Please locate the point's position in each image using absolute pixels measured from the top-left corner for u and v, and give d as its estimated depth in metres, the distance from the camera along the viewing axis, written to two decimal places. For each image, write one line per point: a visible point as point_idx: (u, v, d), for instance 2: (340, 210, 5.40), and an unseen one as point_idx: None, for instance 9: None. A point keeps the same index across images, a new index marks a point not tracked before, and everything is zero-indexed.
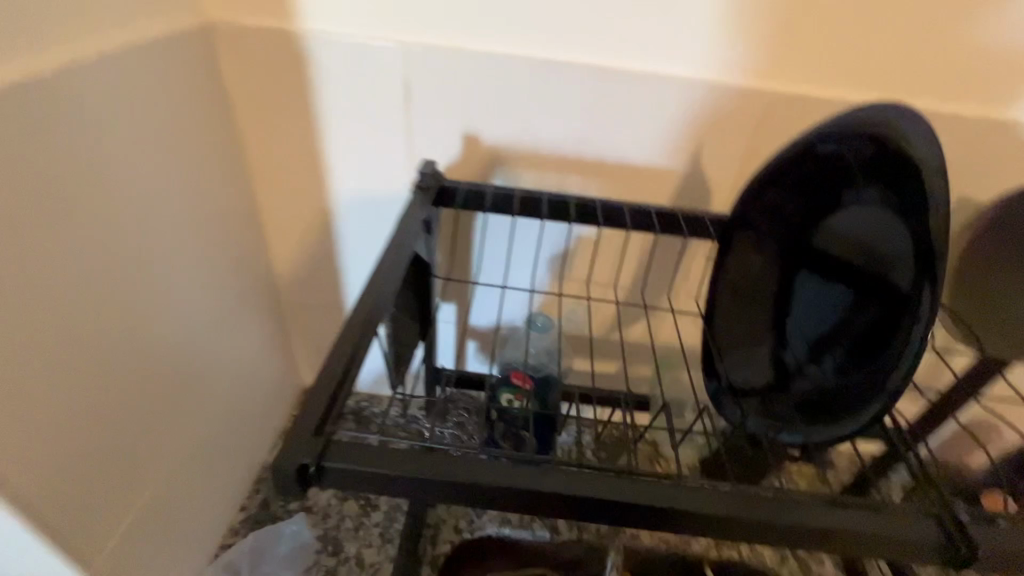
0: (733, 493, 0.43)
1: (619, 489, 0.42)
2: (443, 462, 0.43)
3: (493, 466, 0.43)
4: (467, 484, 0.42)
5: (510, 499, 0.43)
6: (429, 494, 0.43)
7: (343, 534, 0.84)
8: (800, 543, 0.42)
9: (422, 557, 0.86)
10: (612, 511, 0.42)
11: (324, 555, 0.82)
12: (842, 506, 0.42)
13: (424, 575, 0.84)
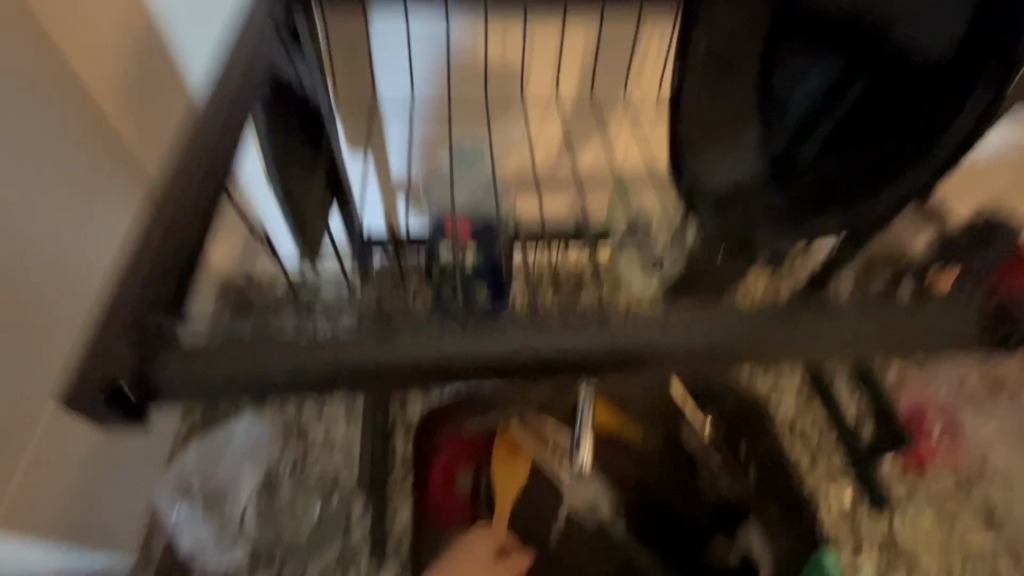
0: (755, 318, 0.45)
1: (560, 333, 0.44)
2: (387, 340, 0.43)
3: (452, 332, 0.44)
4: (426, 360, 0.43)
5: (477, 363, 0.44)
6: (387, 377, 0.43)
7: (306, 419, 0.89)
8: (833, 350, 0.45)
9: (394, 424, 0.89)
10: (619, 352, 0.44)
11: (289, 441, 0.86)
12: (813, 323, 0.45)
13: (398, 438, 0.89)
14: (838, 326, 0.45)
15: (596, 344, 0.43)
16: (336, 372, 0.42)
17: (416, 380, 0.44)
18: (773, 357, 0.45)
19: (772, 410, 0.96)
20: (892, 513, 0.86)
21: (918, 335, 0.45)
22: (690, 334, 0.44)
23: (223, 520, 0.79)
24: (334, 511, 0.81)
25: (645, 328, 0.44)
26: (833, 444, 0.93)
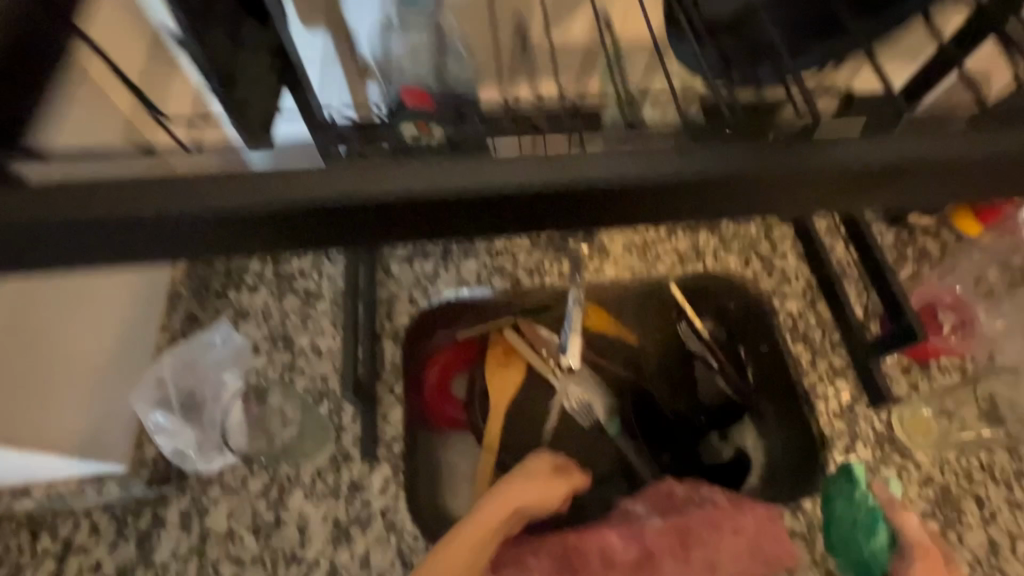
0: (762, 153, 0.42)
1: (566, 169, 0.41)
2: (370, 180, 0.40)
3: (447, 170, 0.41)
4: (421, 201, 0.40)
5: (476, 205, 0.41)
6: (369, 222, 0.41)
7: (291, 329, 0.86)
8: (855, 187, 0.43)
9: (381, 331, 0.87)
10: (623, 190, 0.41)
11: (275, 350, 0.85)
12: (795, 152, 0.42)
13: (386, 346, 0.87)
14: (826, 157, 0.42)
15: (564, 179, 0.41)
16: (278, 212, 0.40)
17: (410, 231, 0.42)
18: (785, 200, 0.44)
19: (773, 313, 0.93)
20: (894, 410, 0.84)
21: (918, 172, 0.42)
22: (664, 165, 0.41)
23: (203, 425, 0.77)
24: (323, 417, 0.80)
25: (613, 163, 0.41)
26: (835, 344, 0.90)
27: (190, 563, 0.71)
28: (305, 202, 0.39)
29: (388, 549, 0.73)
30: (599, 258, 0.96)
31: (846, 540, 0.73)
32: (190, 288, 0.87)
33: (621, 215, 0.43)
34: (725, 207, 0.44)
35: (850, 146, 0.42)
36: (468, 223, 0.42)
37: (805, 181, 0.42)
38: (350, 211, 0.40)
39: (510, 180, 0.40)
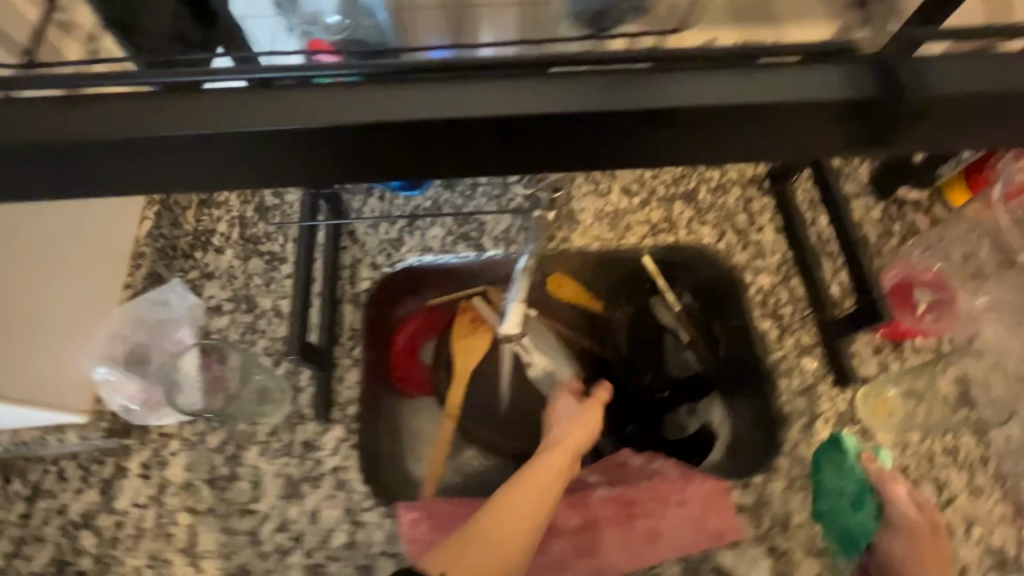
0: (590, 91, 0.46)
1: (403, 101, 0.45)
2: (229, 106, 0.45)
3: (296, 99, 0.45)
4: (276, 131, 0.45)
5: (331, 138, 0.45)
6: (231, 151, 0.45)
7: (254, 291, 0.87)
8: (677, 130, 0.47)
9: (344, 296, 0.88)
10: (464, 127, 0.45)
11: (239, 312, 0.86)
12: (643, 92, 0.46)
13: (347, 311, 0.87)
14: (667, 95, 0.46)
15: (428, 112, 0.45)
16: (166, 141, 0.44)
17: (275, 162, 0.47)
18: (620, 141, 0.47)
19: (744, 288, 0.90)
20: (858, 389, 0.82)
21: (732, 115, 0.46)
22: (496, 104, 0.45)
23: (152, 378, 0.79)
24: (281, 377, 0.82)
25: (475, 99, 0.45)
26: (806, 320, 0.87)
27: (148, 511, 0.74)
28: (200, 130, 0.44)
29: (337, 505, 0.75)
30: (568, 227, 0.94)
31: (834, 509, 0.75)
32: (153, 249, 0.86)
33: (486, 155, 0.47)
34: (583, 151, 0.48)
35: (691, 87, 0.46)
36: (347, 157, 0.47)
37: (654, 125, 0.46)
38: (243, 141, 0.45)
39: (378, 111, 0.45)
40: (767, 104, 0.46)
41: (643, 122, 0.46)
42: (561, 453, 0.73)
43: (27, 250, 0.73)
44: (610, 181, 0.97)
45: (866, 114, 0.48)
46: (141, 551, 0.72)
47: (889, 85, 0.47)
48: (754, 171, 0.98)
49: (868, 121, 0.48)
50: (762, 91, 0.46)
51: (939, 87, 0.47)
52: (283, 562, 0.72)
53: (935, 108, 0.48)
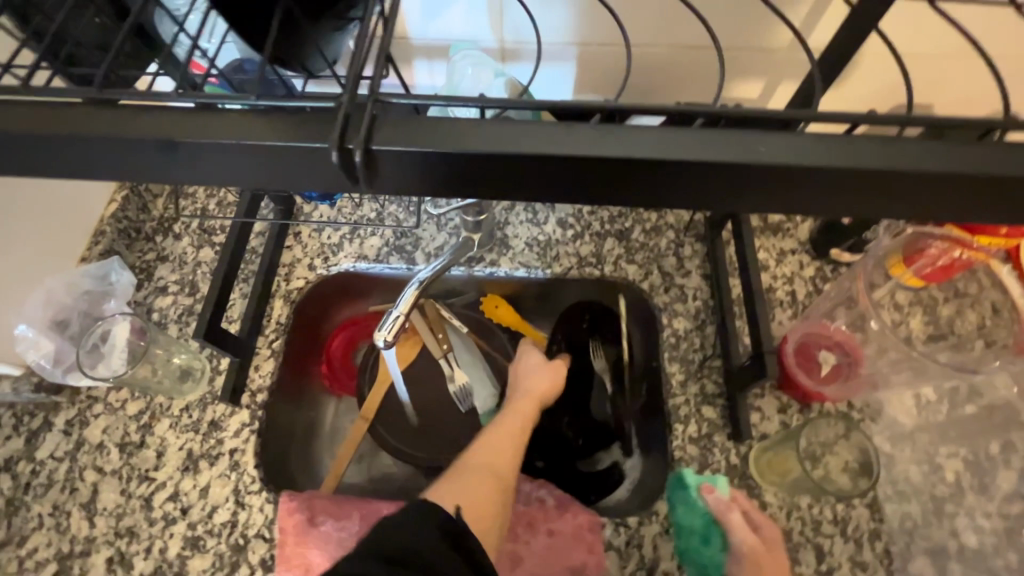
0: (590, 132, 0.43)
1: (397, 128, 0.43)
2: (193, 120, 0.43)
3: (275, 120, 0.44)
4: (249, 144, 0.43)
5: (315, 159, 0.44)
6: (203, 161, 0.44)
7: (199, 277, 0.95)
8: (691, 182, 0.44)
9: (276, 292, 0.94)
10: (452, 160, 0.43)
11: (182, 296, 0.94)
12: (457, 132, 0.43)
13: (277, 305, 0.93)
14: (484, 139, 0.42)
15: (243, 137, 0.43)
16: (38, 140, 0.43)
17: (247, 176, 0.46)
18: (627, 187, 0.45)
19: (659, 329, 0.91)
20: (753, 445, 0.82)
21: (753, 171, 0.43)
22: (488, 136, 0.43)
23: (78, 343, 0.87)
24: (205, 359, 0.88)
25: (290, 128, 0.43)
26: (714, 368, 0.87)
27: (62, 464, 0.81)
28: (18, 130, 0.43)
29: (227, 485, 0.80)
30: (498, 251, 0.98)
31: (688, 546, 0.75)
32: (114, 229, 0.95)
33: (310, 179, 0.46)
34: (408, 182, 0.45)
35: (510, 134, 0.43)
36: (172, 170, 0.45)
37: (474, 167, 0.43)
38: (64, 145, 0.44)
39: (190, 131, 0.43)
40: (591, 158, 0.42)
41: (458, 164, 0.43)
42: (528, 405, 0.82)
43: None
44: (547, 212, 1.01)
45: (710, 176, 0.43)
46: (47, 499, 0.79)
47: (784, 150, 0.42)
48: (690, 217, 1.00)
49: (711, 181, 0.44)
50: (588, 142, 0.42)
51: (787, 155, 0.42)
52: (166, 529, 0.77)
53: (784, 179, 0.43)
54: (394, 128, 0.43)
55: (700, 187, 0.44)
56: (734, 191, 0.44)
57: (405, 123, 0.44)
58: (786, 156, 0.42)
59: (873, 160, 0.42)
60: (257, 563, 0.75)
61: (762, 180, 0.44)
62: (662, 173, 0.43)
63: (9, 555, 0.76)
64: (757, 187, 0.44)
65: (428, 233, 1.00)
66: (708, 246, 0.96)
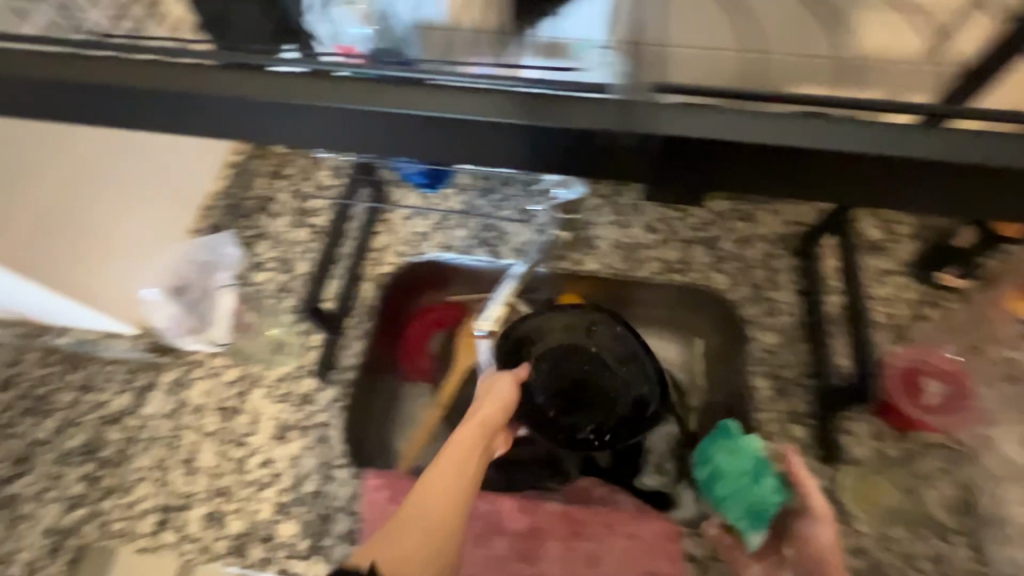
0: (777, 121, 0.39)
1: (577, 110, 0.41)
2: (375, 91, 0.43)
3: (452, 95, 0.42)
4: (426, 117, 0.42)
5: (489, 136, 0.42)
6: (378, 132, 0.44)
7: (295, 256, 0.99)
8: (890, 183, 0.39)
9: (367, 275, 0.97)
10: (628, 143, 0.41)
11: (278, 272, 0.97)
12: (529, 104, 0.42)
13: (368, 289, 0.96)
14: (558, 113, 0.41)
15: (376, 104, 0.42)
16: (213, 105, 0.43)
17: (415, 153, 0.44)
18: (812, 183, 0.40)
19: (748, 342, 0.89)
20: (844, 468, 0.79)
21: (971, 175, 0.37)
22: (665, 120, 0.40)
23: (189, 308, 0.91)
24: (298, 334, 0.92)
25: (382, 96, 0.42)
26: (804, 386, 0.85)
27: (166, 421, 0.86)
28: (140, 85, 0.43)
29: (316, 456, 0.83)
30: (584, 251, 0.98)
31: (736, 491, 0.72)
32: (224, 205, 1.01)
33: (391, 145, 0.44)
34: (484, 154, 0.43)
35: (581, 109, 0.41)
36: (261, 130, 0.45)
37: (547, 138, 0.41)
38: (173, 103, 0.44)
39: (289, 91, 0.43)
40: (661, 137, 0.40)
41: (530, 134, 0.41)
42: (470, 425, 0.65)
43: (117, 189, 0.86)
44: (635, 215, 1.00)
45: (792, 165, 0.39)
46: (151, 454, 0.84)
47: (1014, 153, 0.37)
48: (784, 230, 0.97)
49: (793, 173, 0.40)
50: (662, 121, 0.40)
51: (960, 154, 0.37)
52: (258, 493, 0.81)
53: (880, 177, 0.39)
54: (575, 111, 0.41)
55: (780, 178, 0.40)
56: (818, 186, 0.40)
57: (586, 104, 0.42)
58: (879, 149, 0.37)
59: (1018, 163, 0.36)
60: (341, 535, 0.78)
61: (851, 177, 0.39)
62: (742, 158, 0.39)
63: (116, 502, 0.81)
64: (845, 184, 0.40)
65: (514, 228, 1.01)
66: (803, 260, 0.94)
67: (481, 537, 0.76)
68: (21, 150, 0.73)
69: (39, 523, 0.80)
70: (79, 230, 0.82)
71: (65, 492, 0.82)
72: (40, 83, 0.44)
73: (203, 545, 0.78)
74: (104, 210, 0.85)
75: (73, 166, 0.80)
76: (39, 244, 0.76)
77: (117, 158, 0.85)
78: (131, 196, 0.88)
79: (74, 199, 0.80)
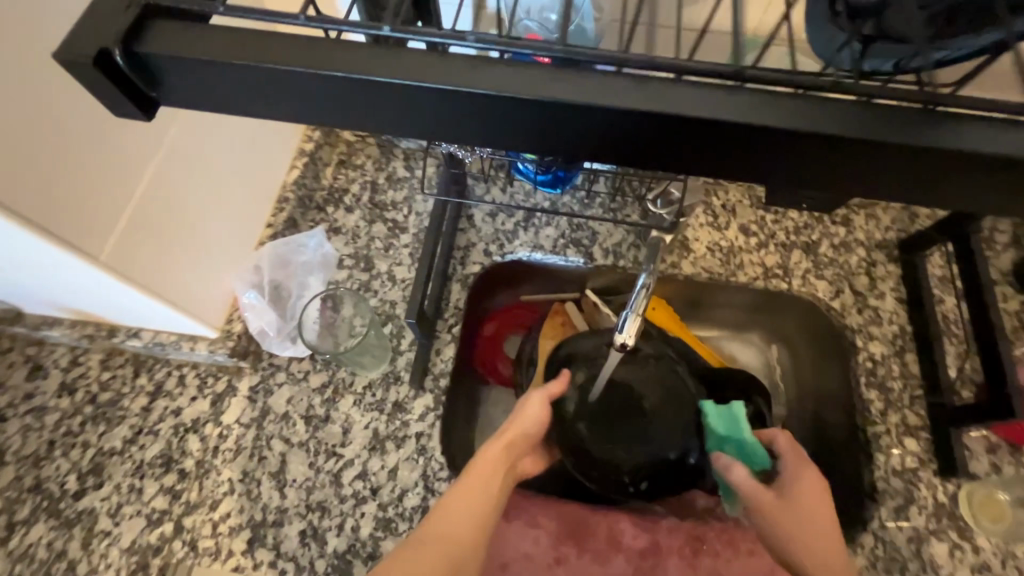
0: None
1: (873, 119, 0.38)
2: (647, 90, 0.38)
3: (732, 100, 0.38)
4: (708, 123, 0.38)
5: (768, 147, 0.39)
6: (641, 138, 0.40)
7: (373, 253, 0.92)
8: None
9: (453, 275, 0.92)
10: (916, 162, 0.38)
11: (357, 271, 0.91)
12: (761, 104, 0.38)
13: (455, 290, 0.91)
14: (790, 114, 0.38)
15: (645, 102, 0.38)
16: (462, 102, 0.39)
17: (670, 160, 0.41)
18: None
19: (853, 352, 0.87)
20: (964, 483, 0.77)
21: None
22: (972, 139, 0.37)
23: (286, 314, 0.86)
24: (385, 337, 0.86)
25: (611, 90, 0.38)
26: (915, 399, 0.83)
27: (249, 431, 0.81)
28: (372, 77, 0.38)
29: (415, 469, 0.78)
30: (679, 253, 0.94)
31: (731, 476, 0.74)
32: (296, 196, 0.94)
33: (602, 146, 0.41)
34: (701, 157, 0.41)
35: (813, 110, 0.38)
36: (467, 125, 0.41)
37: (777, 141, 0.38)
38: (383, 94, 0.39)
39: (505, 82, 0.38)
40: (881, 142, 0.37)
41: (760, 138, 0.38)
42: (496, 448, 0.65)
43: (214, 177, 0.77)
44: (729, 216, 0.96)
45: (964, 171, 0.39)
46: (236, 465, 0.79)
47: None
48: (883, 236, 0.94)
49: (954, 177, 0.39)
50: (875, 124, 0.38)
51: None
52: (357, 508, 0.76)
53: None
54: (879, 125, 0.38)
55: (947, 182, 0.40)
56: None
57: (889, 115, 0.38)
58: None
59: None
60: None
61: None
62: (922, 165, 0.39)
63: (202, 517, 0.76)
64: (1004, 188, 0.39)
65: (604, 227, 0.96)
66: (904, 268, 0.91)
67: (599, 553, 0.75)
68: (131, 138, 0.63)
69: (120, 540, 0.75)
70: (181, 224, 0.72)
71: (145, 506, 0.76)
72: (258, 70, 0.38)
73: (303, 564, 0.73)
74: (201, 200, 0.75)
75: (179, 151, 0.70)
76: (140, 244, 0.66)
77: (210, 146, 0.75)
78: (224, 186, 0.79)
79: (174, 194, 0.70)
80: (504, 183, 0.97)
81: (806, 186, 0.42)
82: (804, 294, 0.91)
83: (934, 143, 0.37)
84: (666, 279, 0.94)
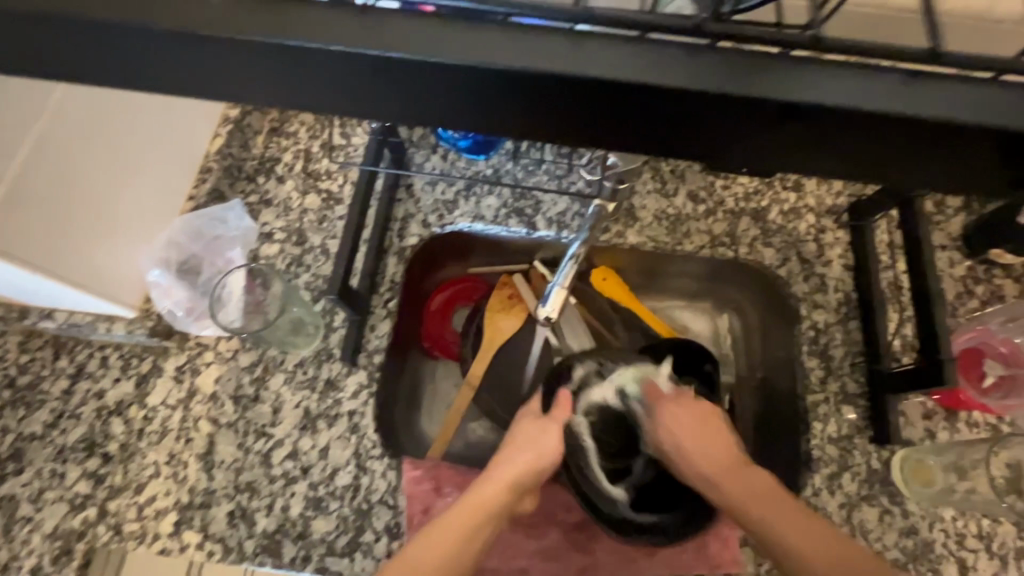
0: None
1: (787, 73, 0.31)
2: (512, 44, 0.32)
3: (618, 51, 0.32)
4: (584, 80, 0.31)
5: (663, 113, 0.33)
6: (515, 105, 0.33)
7: (306, 226, 0.87)
8: None
9: (389, 247, 0.89)
10: (839, 129, 0.32)
11: (289, 245, 0.86)
12: (646, 58, 0.31)
13: (391, 263, 0.89)
14: (625, 62, 0.31)
15: (510, 56, 0.31)
16: (296, 58, 0.33)
17: (553, 130, 0.35)
18: None
19: (798, 320, 0.86)
20: (897, 449, 0.78)
21: None
22: (897, 97, 0.31)
23: (198, 289, 0.83)
24: (317, 314, 0.83)
25: (417, 35, 0.32)
26: (854, 367, 0.83)
27: (176, 412, 0.78)
28: (143, 20, 0.32)
29: (348, 447, 0.77)
30: (625, 222, 0.91)
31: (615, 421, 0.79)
32: (221, 166, 0.88)
33: (428, 106, 0.34)
34: (550, 122, 0.34)
35: (670, 60, 0.32)
36: (277, 80, 0.34)
37: (623, 99, 0.32)
38: (163, 44, 0.33)
39: (301, 28, 0.32)
40: (800, 107, 0.31)
41: (617, 102, 0.32)
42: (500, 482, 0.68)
43: (119, 151, 0.74)
44: (678, 182, 0.93)
45: (853, 130, 0.32)
46: (163, 448, 0.76)
47: None
48: (833, 201, 0.91)
49: (845, 142, 0.33)
50: (780, 80, 0.31)
51: None
52: (287, 488, 0.75)
53: (953, 146, 0.32)
54: (792, 85, 0.31)
55: (832, 150, 0.33)
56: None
57: (804, 69, 0.31)
58: None
59: None
60: (382, 530, 0.74)
61: None
62: (806, 126, 0.32)
63: (128, 501, 0.74)
64: (909, 158, 0.33)
65: (548, 196, 0.92)
66: (854, 235, 0.89)
67: (535, 527, 0.78)
68: (8, 105, 0.60)
69: (42, 525, 0.73)
70: (85, 205, 0.70)
71: (68, 491, 0.74)
72: None
73: (231, 545, 0.72)
74: (109, 177, 0.73)
75: (72, 129, 0.67)
76: (45, 230, 0.66)
77: (112, 117, 0.72)
78: (135, 160, 0.77)
79: (77, 175, 0.69)
80: (445, 151, 0.93)
81: (717, 162, 0.35)
82: (752, 259, 0.89)
83: (808, 101, 0.31)
84: (610, 249, 0.90)
